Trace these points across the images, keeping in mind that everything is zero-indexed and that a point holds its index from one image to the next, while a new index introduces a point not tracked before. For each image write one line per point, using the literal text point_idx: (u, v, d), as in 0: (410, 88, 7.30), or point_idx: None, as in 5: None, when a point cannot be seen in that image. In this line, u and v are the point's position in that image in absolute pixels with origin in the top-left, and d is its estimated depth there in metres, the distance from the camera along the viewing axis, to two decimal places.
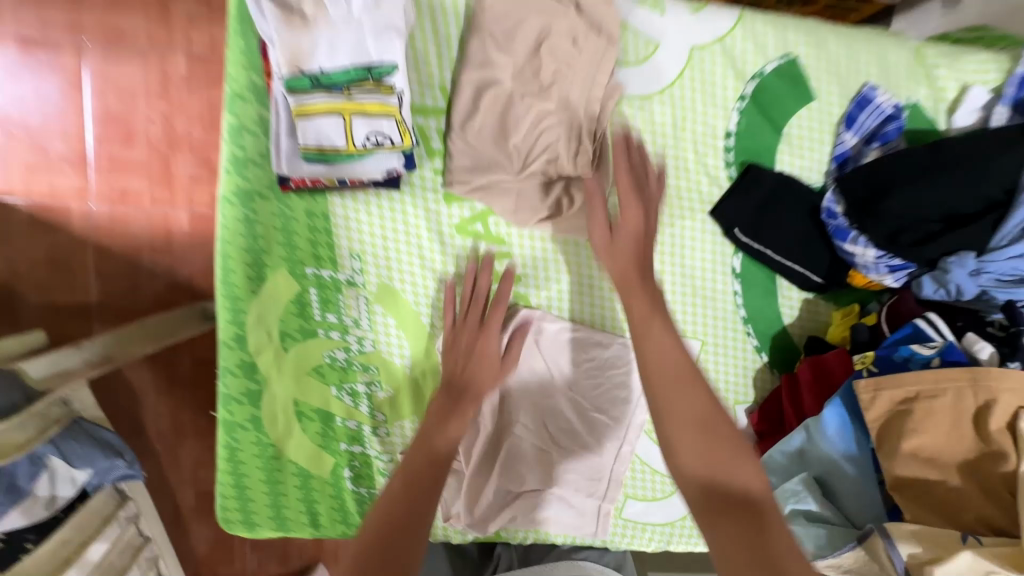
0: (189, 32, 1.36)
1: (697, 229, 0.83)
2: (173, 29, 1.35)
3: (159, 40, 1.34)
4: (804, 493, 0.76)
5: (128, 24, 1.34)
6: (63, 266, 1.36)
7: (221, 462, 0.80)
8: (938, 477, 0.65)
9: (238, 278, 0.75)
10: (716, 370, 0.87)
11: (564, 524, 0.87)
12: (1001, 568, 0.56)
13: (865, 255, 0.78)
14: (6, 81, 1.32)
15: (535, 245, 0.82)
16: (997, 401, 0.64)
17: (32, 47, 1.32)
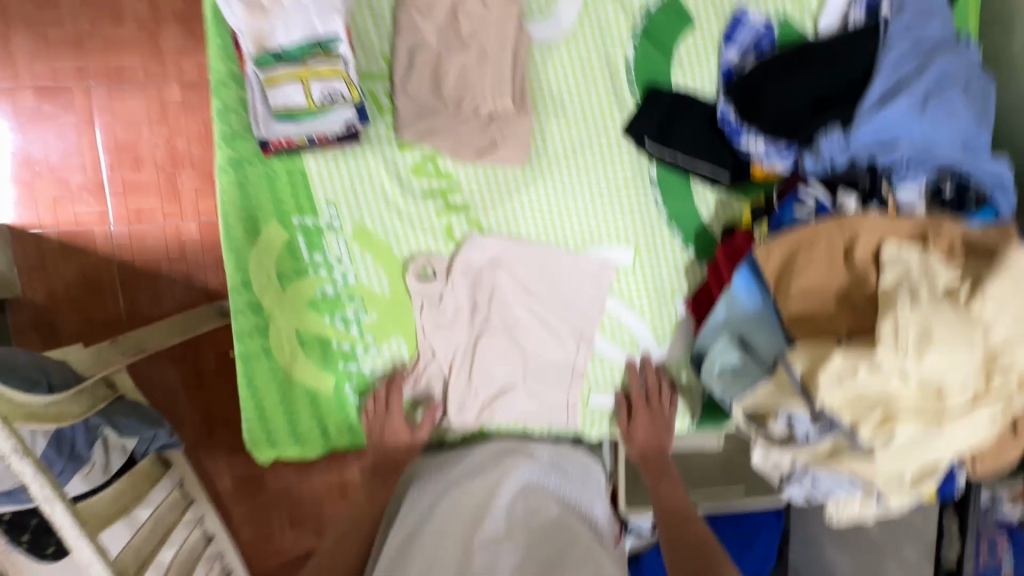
0: (179, 63, 1.52)
1: (613, 147, 0.98)
2: (165, 61, 1.51)
3: (154, 73, 1.50)
4: (728, 350, 0.89)
5: (126, 62, 1.49)
6: (95, 284, 1.55)
7: (242, 390, 0.97)
8: (821, 306, 0.79)
9: (237, 232, 0.92)
10: (649, 267, 1.02)
11: (538, 416, 1.02)
12: (861, 355, 0.71)
13: (757, 147, 0.93)
14: (25, 125, 1.47)
15: (479, 178, 0.97)
16: (859, 236, 0.78)
17: (44, 94, 1.47)
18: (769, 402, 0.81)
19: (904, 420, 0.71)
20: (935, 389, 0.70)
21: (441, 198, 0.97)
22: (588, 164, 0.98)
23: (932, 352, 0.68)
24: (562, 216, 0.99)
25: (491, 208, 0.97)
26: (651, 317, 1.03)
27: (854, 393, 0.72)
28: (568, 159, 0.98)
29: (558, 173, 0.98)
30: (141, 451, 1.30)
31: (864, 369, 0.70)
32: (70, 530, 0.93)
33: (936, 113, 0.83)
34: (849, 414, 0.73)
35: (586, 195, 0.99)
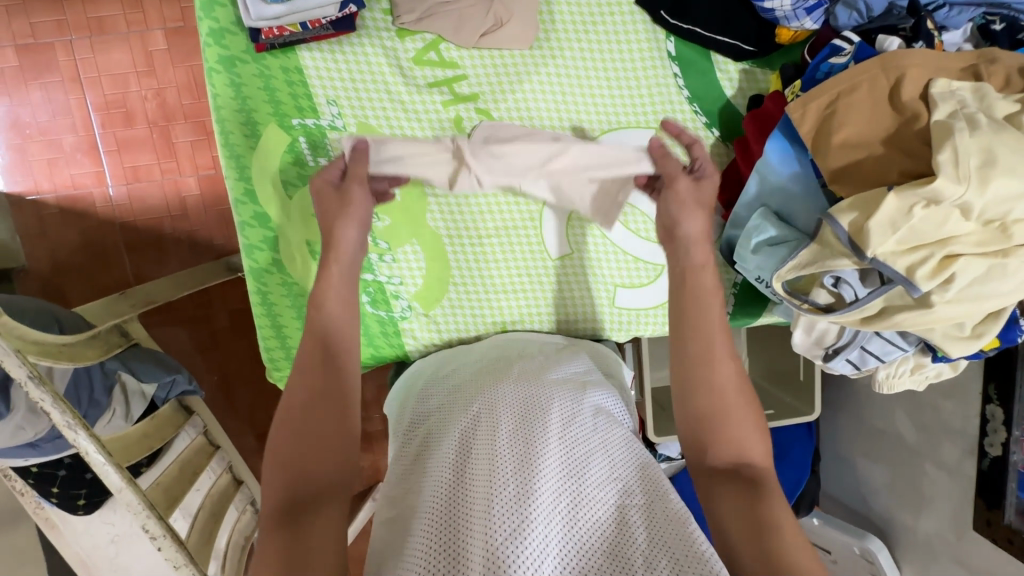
0: (161, 9, 1.41)
1: (628, 20, 0.92)
2: (147, 8, 1.41)
3: (136, 21, 1.40)
4: (764, 224, 0.84)
5: (106, 11, 1.39)
6: (98, 246, 1.50)
7: (256, 308, 0.94)
8: (865, 155, 0.73)
9: (237, 137, 0.88)
10: (672, 151, 0.97)
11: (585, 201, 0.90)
12: (916, 193, 0.65)
13: (783, 6, 0.84)
14: (8, 85, 1.39)
15: (489, 66, 0.91)
16: (906, 75, 0.71)
17: (26, 52, 1.38)
18: (813, 266, 0.76)
19: (964, 261, 0.66)
20: (999, 224, 0.65)
21: (447, 88, 0.91)
22: (600, 42, 0.92)
23: (996, 178, 0.62)
24: (575, 101, 0.93)
25: (501, 97, 0.92)
26: None
27: (908, 239, 0.67)
28: (580, 36, 0.91)
29: (569, 52, 0.91)
30: (162, 397, 1.28)
31: (920, 208, 0.65)
32: (95, 456, 0.89)
33: None
34: (904, 262, 0.68)
35: (600, 77, 0.93)
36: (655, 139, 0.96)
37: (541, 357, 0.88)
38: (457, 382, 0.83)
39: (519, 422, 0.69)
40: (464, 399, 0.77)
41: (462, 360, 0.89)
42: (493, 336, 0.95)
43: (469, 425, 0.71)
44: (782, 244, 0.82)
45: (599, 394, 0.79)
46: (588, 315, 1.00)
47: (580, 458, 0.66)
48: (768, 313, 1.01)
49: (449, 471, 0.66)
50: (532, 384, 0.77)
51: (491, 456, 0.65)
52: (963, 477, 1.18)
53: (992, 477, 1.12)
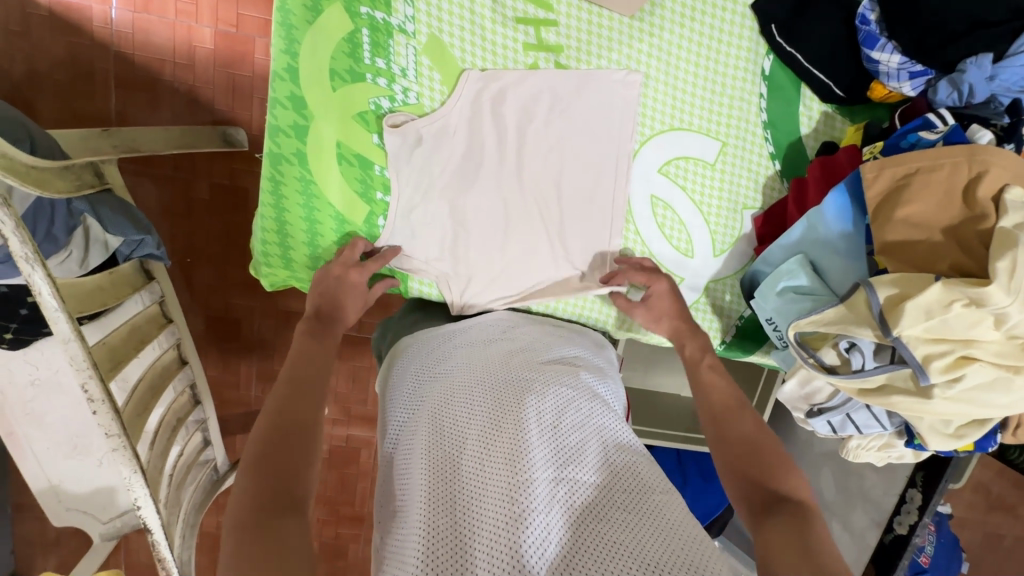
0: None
1: (736, 23, 0.87)
2: None
3: None
4: (797, 271, 0.84)
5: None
6: (83, 69, 1.34)
7: (264, 197, 0.87)
8: (923, 237, 0.73)
9: (296, 6, 0.78)
10: (731, 170, 0.94)
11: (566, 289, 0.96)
12: (965, 291, 0.65)
13: (890, 62, 0.83)
14: None
15: (582, 24, 0.85)
16: (989, 172, 0.70)
17: None
18: (834, 327, 0.76)
19: (977, 365, 0.68)
20: (1020, 341, 0.67)
21: (533, 30, 0.84)
22: (701, 35, 0.87)
23: None
24: (657, 88, 0.89)
25: (587, 59, 0.86)
26: (714, 224, 0.97)
27: (936, 330, 0.68)
28: (683, 23, 0.86)
29: (669, 34, 0.86)
30: (125, 253, 1.18)
31: (960, 305, 0.66)
32: (49, 300, 0.81)
33: None
34: (924, 351, 0.69)
35: (691, 72, 0.88)
36: (718, 153, 0.93)
37: (538, 338, 0.87)
38: (456, 359, 0.81)
39: (517, 406, 0.69)
40: (460, 378, 0.76)
41: (460, 340, 0.86)
42: (496, 312, 0.93)
43: (466, 408, 0.70)
44: (808, 295, 0.83)
45: (590, 377, 0.81)
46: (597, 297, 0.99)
47: (578, 445, 0.67)
48: (762, 352, 1.03)
49: (444, 458, 0.65)
50: (526, 367, 0.77)
51: (486, 447, 0.65)
52: (864, 544, 1.25)
53: (889, 551, 1.19)
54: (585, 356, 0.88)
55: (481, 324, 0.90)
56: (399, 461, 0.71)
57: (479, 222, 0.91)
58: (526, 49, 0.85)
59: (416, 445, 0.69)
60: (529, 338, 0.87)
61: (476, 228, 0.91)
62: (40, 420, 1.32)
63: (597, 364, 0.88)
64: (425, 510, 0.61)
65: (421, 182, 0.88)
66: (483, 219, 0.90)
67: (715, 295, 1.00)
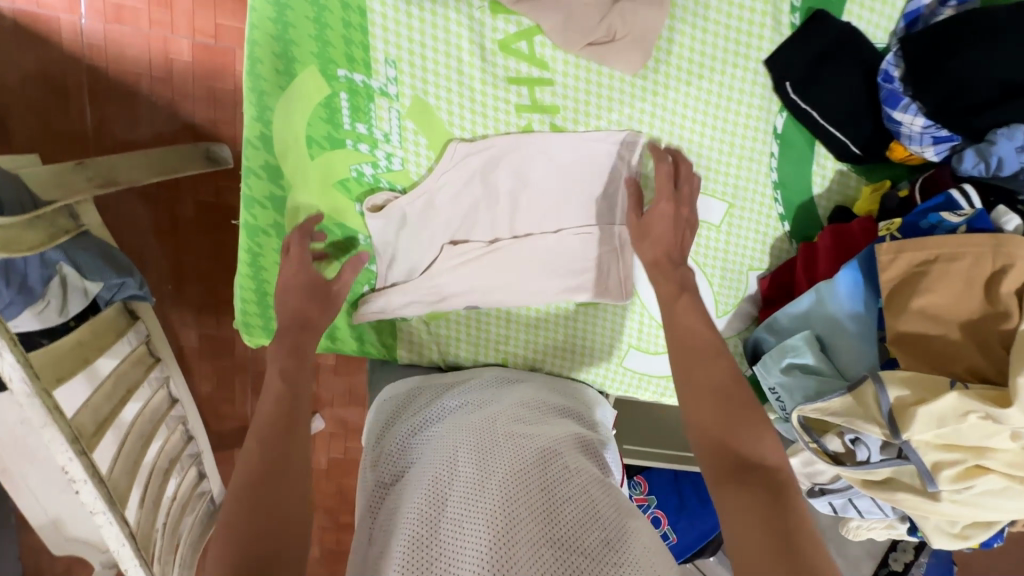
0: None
1: (747, 80, 0.80)
2: None
3: None
4: (803, 348, 0.80)
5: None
6: (55, 86, 1.27)
7: (242, 267, 0.82)
8: (940, 332, 0.69)
9: (266, 70, 0.72)
10: (737, 232, 0.89)
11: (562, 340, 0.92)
12: (983, 405, 0.62)
13: (912, 125, 0.77)
14: None
15: (582, 78, 0.78)
16: (1014, 266, 0.65)
17: None
18: (841, 418, 0.73)
19: (990, 476, 0.64)
20: None
21: (526, 90, 0.77)
22: (709, 91, 0.80)
23: None
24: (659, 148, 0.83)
25: (584, 116, 0.79)
26: (717, 285, 0.92)
27: (948, 437, 0.65)
28: (690, 80, 0.79)
29: (673, 91, 0.79)
30: (105, 298, 1.14)
31: (975, 418, 0.62)
32: (19, 385, 0.77)
33: None
34: (933, 457, 0.66)
35: (696, 132, 0.82)
36: (723, 215, 0.88)
37: (528, 394, 0.84)
38: (441, 422, 0.77)
39: (503, 466, 0.67)
40: (447, 438, 0.73)
41: (446, 401, 0.83)
42: (488, 369, 0.90)
43: (450, 468, 0.67)
44: (814, 375, 0.79)
45: (581, 441, 0.77)
46: (595, 356, 0.94)
47: (566, 506, 0.64)
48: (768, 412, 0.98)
49: (425, 522, 0.62)
50: (515, 426, 0.74)
51: (470, 510, 0.61)
52: None
53: None
54: (575, 418, 0.83)
55: (469, 382, 0.87)
56: (375, 527, 0.67)
57: (470, 289, 0.86)
58: (520, 111, 0.78)
59: (395, 511, 0.66)
60: (516, 394, 0.83)
61: (463, 297, 0.86)
62: (33, 455, 1.31)
63: (587, 427, 0.83)
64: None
65: (410, 247, 0.84)
66: (476, 282, 0.86)
67: None
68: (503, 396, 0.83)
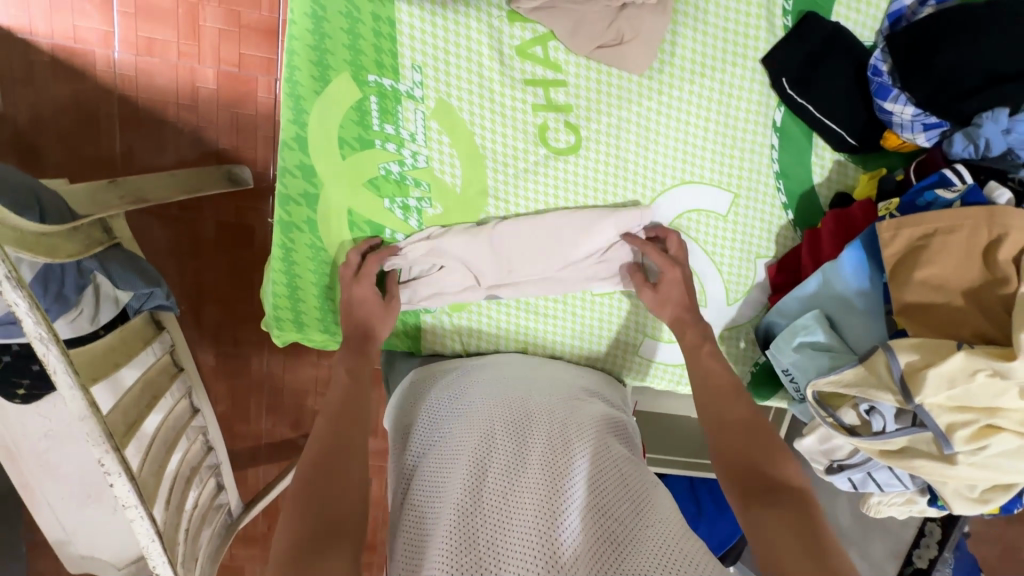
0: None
1: (746, 78, 0.86)
2: None
3: None
4: (814, 326, 0.83)
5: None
6: (87, 114, 1.34)
7: (275, 263, 0.87)
8: (943, 300, 0.72)
9: (303, 77, 0.78)
10: (744, 221, 0.93)
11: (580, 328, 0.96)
12: (990, 363, 0.65)
13: (903, 114, 0.83)
14: None
15: (592, 78, 0.84)
16: (1009, 235, 0.70)
17: None
18: (854, 388, 0.76)
19: (1003, 435, 0.67)
20: None
21: (542, 91, 0.83)
22: (711, 89, 0.86)
23: None
24: (667, 143, 0.88)
25: (595, 115, 0.85)
26: (727, 274, 0.96)
27: (959, 397, 0.67)
28: (694, 78, 0.85)
29: (679, 89, 0.85)
30: (135, 307, 1.17)
31: (983, 376, 0.65)
32: (64, 377, 0.80)
33: None
34: (947, 419, 0.68)
35: (701, 126, 0.87)
36: (730, 205, 0.92)
37: (554, 376, 0.87)
38: (471, 393, 0.81)
39: (539, 437, 0.71)
40: (481, 411, 0.76)
41: (474, 376, 0.85)
42: (508, 357, 0.93)
43: (489, 441, 0.70)
44: (826, 352, 0.82)
45: (608, 420, 0.81)
46: (612, 345, 0.97)
47: (601, 474, 0.68)
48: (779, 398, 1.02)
49: (469, 489, 0.65)
50: (548, 405, 0.77)
51: (513, 483, 0.65)
52: None
53: None
54: (595, 398, 0.87)
55: (495, 362, 0.90)
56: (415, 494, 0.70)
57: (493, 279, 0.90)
58: (536, 110, 0.84)
59: (436, 479, 0.69)
60: (541, 374, 0.87)
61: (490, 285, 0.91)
62: (54, 471, 1.32)
63: (607, 405, 0.87)
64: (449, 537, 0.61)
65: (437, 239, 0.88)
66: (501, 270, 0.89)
67: (730, 343, 1.00)
68: (530, 376, 0.86)
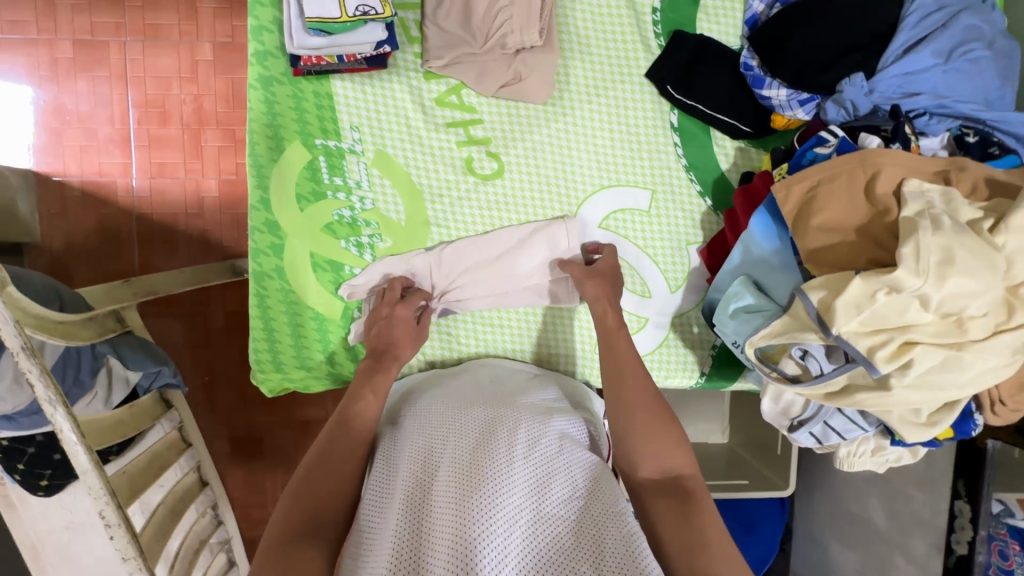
0: (214, 25, 1.50)
1: (636, 92, 1.00)
2: (200, 22, 1.50)
3: (188, 32, 1.49)
4: (742, 291, 0.88)
5: (163, 20, 1.49)
6: (109, 233, 1.53)
7: (252, 311, 0.97)
8: (839, 239, 0.78)
9: (261, 148, 0.93)
10: (667, 213, 1.02)
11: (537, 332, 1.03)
12: (882, 281, 0.69)
13: (779, 96, 0.93)
14: (59, 78, 1.47)
15: (503, 113, 0.98)
16: (882, 172, 0.77)
17: (84, 48, 1.47)
18: (784, 337, 0.79)
19: (921, 349, 0.69)
20: (956, 318, 0.68)
21: (462, 130, 0.98)
22: (609, 106, 0.99)
23: (953, 276, 0.66)
24: (580, 156, 1.00)
25: (511, 143, 0.99)
26: (663, 264, 1.03)
27: (871, 321, 0.71)
28: (590, 100, 0.99)
29: (580, 110, 0.99)
30: (145, 386, 1.28)
31: (882, 294, 0.69)
32: (70, 435, 0.86)
33: (959, 66, 0.85)
34: (867, 343, 0.71)
35: (607, 138, 1.00)
36: (650, 200, 1.02)
37: (514, 382, 0.92)
38: (433, 401, 0.86)
39: (489, 443, 0.74)
40: (438, 417, 0.81)
41: (440, 385, 0.91)
42: (472, 367, 0.98)
43: (440, 444, 0.75)
44: (758, 312, 0.86)
45: (564, 421, 0.84)
46: (569, 346, 1.04)
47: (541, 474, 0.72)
48: (743, 378, 1.04)
49: (416, 487, 0.69)
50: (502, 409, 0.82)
51: (455, 477, 0.69)
52: None
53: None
54: (557, 399, 0.92)
55: (461, 372, 0.96)
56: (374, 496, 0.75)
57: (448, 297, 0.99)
58: (460, 146, 0.98)
59: (391, 479, 0.74)
60: (504, 384, 0.92)
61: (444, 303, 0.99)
62: None
63: (570, 407, 0.91)
64: (394, 538, 0.64)
65: (392, 268, 0.99)
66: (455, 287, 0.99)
67: (684, 329, 1.04)
68: (491, 383, 0.91)
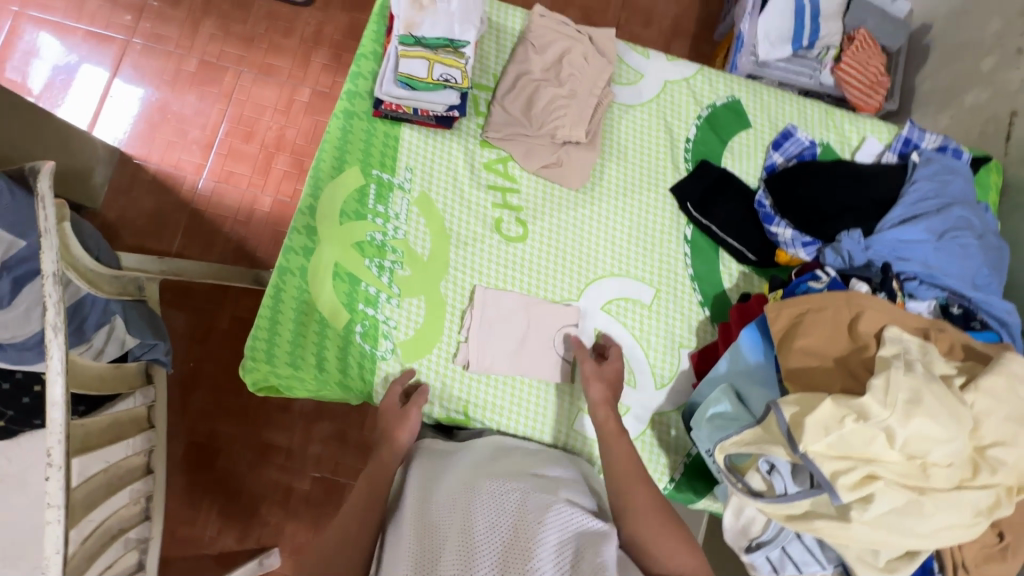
0: (318, 76, 1.76)
1: (660, 202, 1.12)
2: (308, 71, 1.76)
3: (296, 76, 1.74)
4: (721, 397, 0.90)
5: (279, 62, 1.75)
6: (161, 218, 1.65)
7: (265, 299, 1.00)
8: (817, 364, 0.82)
9: (325, 164, 1.05)
10: (667, 312, 1.08)
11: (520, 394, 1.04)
12: (850, 410, 0.71)
13: (785, 234, 1.02)
14: (176, 85, 1.71)
15: (540, 190, 1.11)
16: (865, 314, 0.83)
17: (206, 68, 1.73)
18: (753, 447, 0.79)
19: (883, 484, 0.69)
20: (920, 462, 0.70)
21: (500, 194, 1.10)
22: (634, 207, 1.11)
23: (918, 416, 0.69)
24: (598, 242, 1.09)
25: (539, 216, 1.09)
26: (654, 358, 1.06)
27: (838, 446, 0.71)
28: (618, 198, 1.11)
29: (607, 203, 1.11)
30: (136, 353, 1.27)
31: (851, 420, 0.71)
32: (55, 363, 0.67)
33: (950, 246, 0.95)
34: (831, 467, 0.71)
35: (625, 233, 1.10)
36: (654, 297, 1.09)
37: (522, 456, 0.91)
38: (444, 477, 0.83)
39: (507, 532, 0.71)
40: (448, 493, 0.78)
41: (448, 458, 0.89)
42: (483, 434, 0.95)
43: (453, 530, 0.72)
44: (733, 421, 0.87)
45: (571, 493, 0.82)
46: (548, 413, 1.04)
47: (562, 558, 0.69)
48: (711, 496, 1.01)
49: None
50: (511, 482, 0.79)
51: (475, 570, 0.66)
52: None
53: None
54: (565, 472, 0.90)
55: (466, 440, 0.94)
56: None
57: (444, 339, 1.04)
58: (494, 207, 1.09)
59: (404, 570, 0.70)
60: (513, 460, 0.88)
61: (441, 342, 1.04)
62: None
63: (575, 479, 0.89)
64: None
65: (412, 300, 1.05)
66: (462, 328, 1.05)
67: (661, 428, 1.04)
68: (500, 457, 0.89)
